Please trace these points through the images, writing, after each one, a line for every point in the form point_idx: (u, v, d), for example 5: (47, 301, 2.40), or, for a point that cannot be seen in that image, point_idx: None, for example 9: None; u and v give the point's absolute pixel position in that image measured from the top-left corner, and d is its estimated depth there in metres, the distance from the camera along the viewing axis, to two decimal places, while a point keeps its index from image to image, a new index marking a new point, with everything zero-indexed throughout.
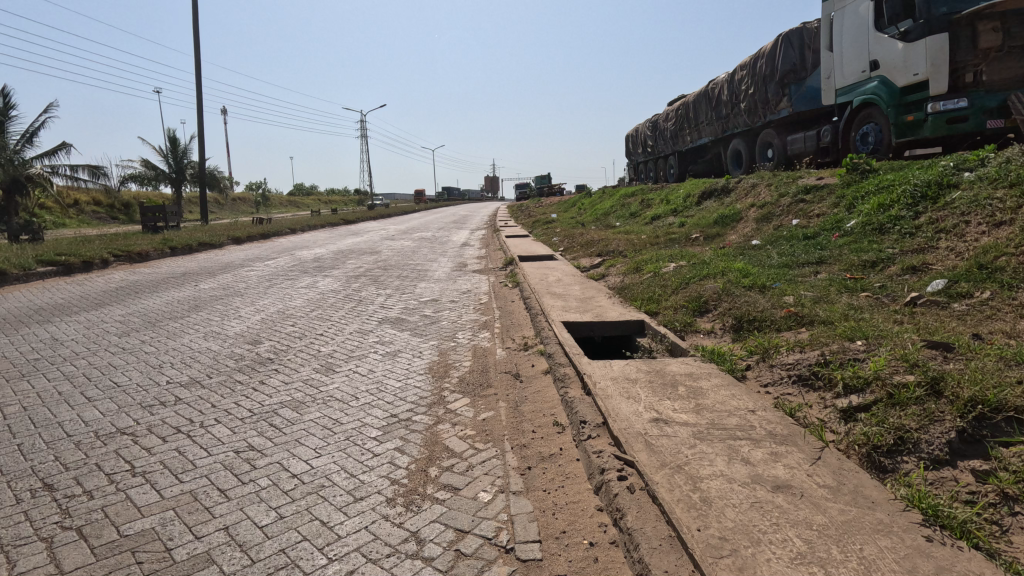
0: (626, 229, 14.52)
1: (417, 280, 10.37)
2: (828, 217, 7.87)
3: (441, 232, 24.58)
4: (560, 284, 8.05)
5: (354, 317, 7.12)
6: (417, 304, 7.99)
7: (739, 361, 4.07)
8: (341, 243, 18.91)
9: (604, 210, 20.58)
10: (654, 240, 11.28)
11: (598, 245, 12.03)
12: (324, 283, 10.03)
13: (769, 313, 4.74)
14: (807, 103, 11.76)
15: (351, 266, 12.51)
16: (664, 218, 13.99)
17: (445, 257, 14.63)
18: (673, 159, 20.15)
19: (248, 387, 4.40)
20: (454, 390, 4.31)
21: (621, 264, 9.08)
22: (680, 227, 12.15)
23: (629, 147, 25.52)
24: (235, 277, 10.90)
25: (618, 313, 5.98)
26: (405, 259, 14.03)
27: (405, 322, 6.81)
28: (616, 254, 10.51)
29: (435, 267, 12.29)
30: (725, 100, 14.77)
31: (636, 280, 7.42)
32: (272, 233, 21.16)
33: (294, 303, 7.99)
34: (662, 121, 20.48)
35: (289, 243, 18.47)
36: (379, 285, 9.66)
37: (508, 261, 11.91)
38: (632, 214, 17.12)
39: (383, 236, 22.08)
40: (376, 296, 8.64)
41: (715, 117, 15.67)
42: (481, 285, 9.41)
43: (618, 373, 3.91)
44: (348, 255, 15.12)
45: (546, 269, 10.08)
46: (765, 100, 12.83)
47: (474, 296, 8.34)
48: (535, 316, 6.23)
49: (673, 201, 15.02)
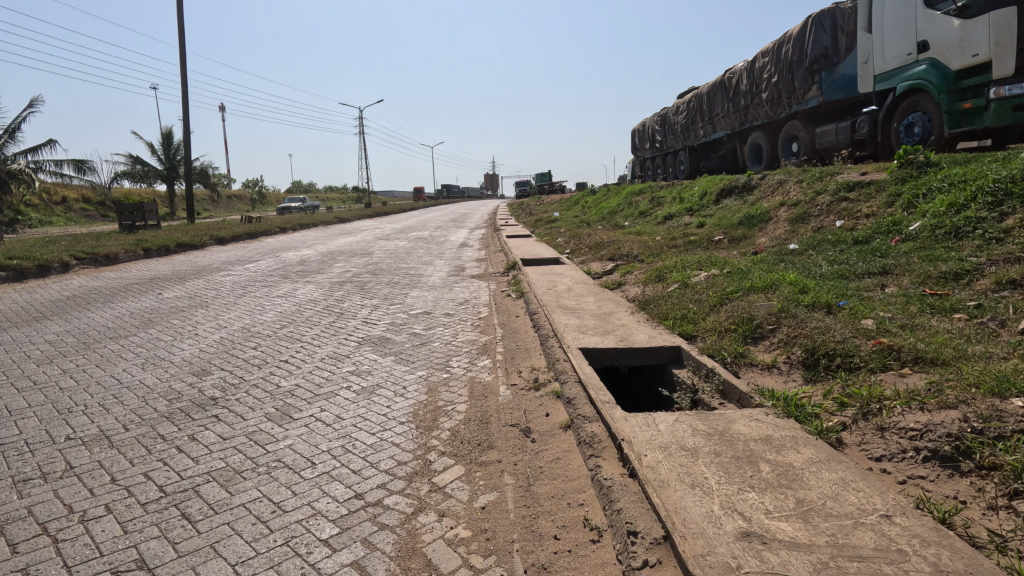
0: (637, 229, 13.44)
1: (408, 287, 9.31)
2: (881, 218, 6.82)
3: (439, 231, 23.50)
4: (571, 295, 6.99)
5: (330, 335, 6.04)
6: (406, 318, 6.93)
7: (830, 420, 3.01)
8: (332, 243, 17.83)
9: (611, 208, 19.48)
10: (671, 243, 10.22)
11: (609, 248, 10.97)
12: (304, 291, 8.96)
13: (851, 345, 3.67)
14: (840, 92, 10.67)
15: (338, 269, 11.45)
16: (679, 218, 12.90)
17: (441, 260, 13.53)
18: (684, 154, 19.06)
19: (170, 446, 3.31)
20: (444, 452, 3.23)
21: (639, 271, 8.01)
22: (699, 228, 11.07)
23: (636, 142, 24.39)
24: (206, 283, 9.82)
25: (647, 335, 4.91)
26: (398, 261, 12.96)
27: (390, 344, 5.73)
28: (630, 259, 9.45)
29: (429, 271, 11.21)
30: (744, 90, 13.66)
31: (661, 292, 6.36)
32: (260, 233, 20.09)
33: (263, 317, 6.92)
34: (672, 115, 19.38)
35: (276, 244, 17.37)
36: (365, 294, 8.59)
37: (510, 265, 10.83)
38: (641, 213, 16.03)
39: (377, 236, 21.03)
40: (360, 307, 7.57)
41: (732, 109, 14.57)
42: (480, 294, 8.34)
43: (667, 438, 2.84)
44: (337, 257, 14.05)
45: (553, 275, 9.01)
46: (791, 89, 11.74)
47: (472, 308, 7.27)
48: (545, 337, 5.16)
49: (687, 199, 13.94)
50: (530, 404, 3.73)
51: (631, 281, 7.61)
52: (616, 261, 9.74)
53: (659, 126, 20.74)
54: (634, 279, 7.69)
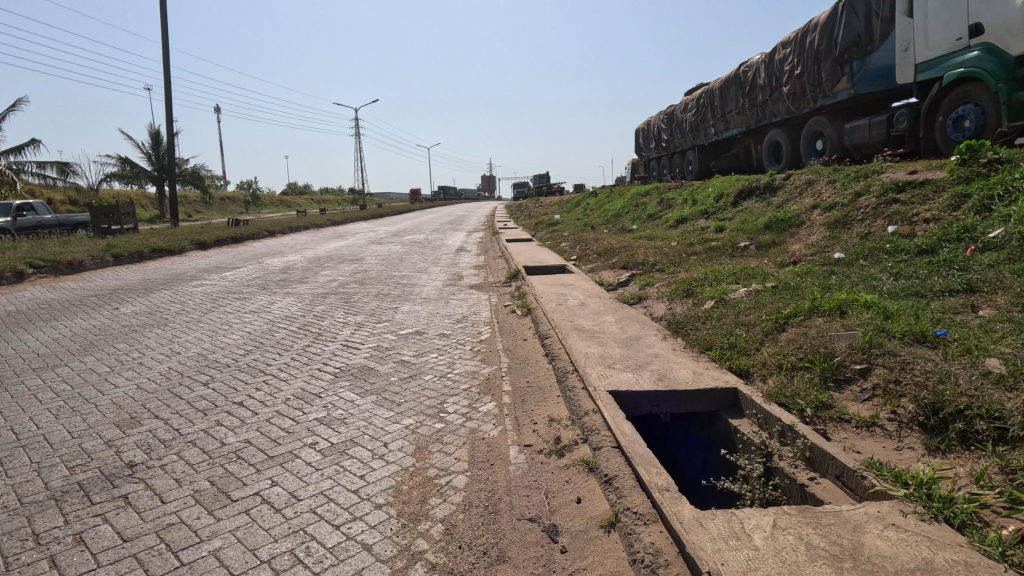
0: (648, 234, 12.49)
1: (399, 299, 8.32)
2: (947, 224, 5.88)
3: (434, 234, 22.52)
4: (586, 313, 6.02)
5: (301, 365, 5.03)
6: (395, 340, 5.95)
7: (1005, 530, 2.04)
8: (321, 248, 16.82)
9: (616, 211, 18.52)
10: (691, 252, 9.28)
11: (622, 255, 10.03)
12: (282, 305, 7.97)
13: (990, 399, 2.70)
14: (874, 84, 9.73)
15: (323, 279, 10.45)
16: (693, 221, 11.94)
17: (437, 266, 12.54)
18: (693, 154, 18.13)
19: (39, 558, 2.31)
20: (435, 565, 2.24)
21: (661, 283, 7.04)
22: (719, 234, 10.13)
23: (640, 141, 23.44)
24: (175, 295, 8.82)
25: (691, 372, 3.94)
26: (390, 268, 11.98)
27: (374, 376, 4.73)
28: (648, 268, 8.48)
29: (424, 280, 10.23)
30: (762, 84, 12.75)
31: (695, 312, 5.39)
32: (246, 237, 19.07)
33: (227, 339, 5.91)
34: (680, 112, 18.46)
35: (262, 249, 16.35)
36: (351, 309, 7.61)
37: (512, 273, 9.86)
38: (650, 216, 15.07)
39: (371, 240, 20.06)
40: (343, 326, 6.59)
41: (748, 105, 13.64)
42: (480, 309, 7.36)
43: (774, 566, 1.87)
44: (324, 263, 13.05)
45: (561, 286, 8.04)
46: (817, 81, 10.82)
47: (471, 328, 6.29)
48: (563, 373, 4.18)
49: (702, 200, 13.00)
50: (554, 481, 2.76)
51: (654, 295, 6.64)
52: (631, 270, 8.77)
53: (665, 125, 19.84)
54: (656, 292, 6.72)
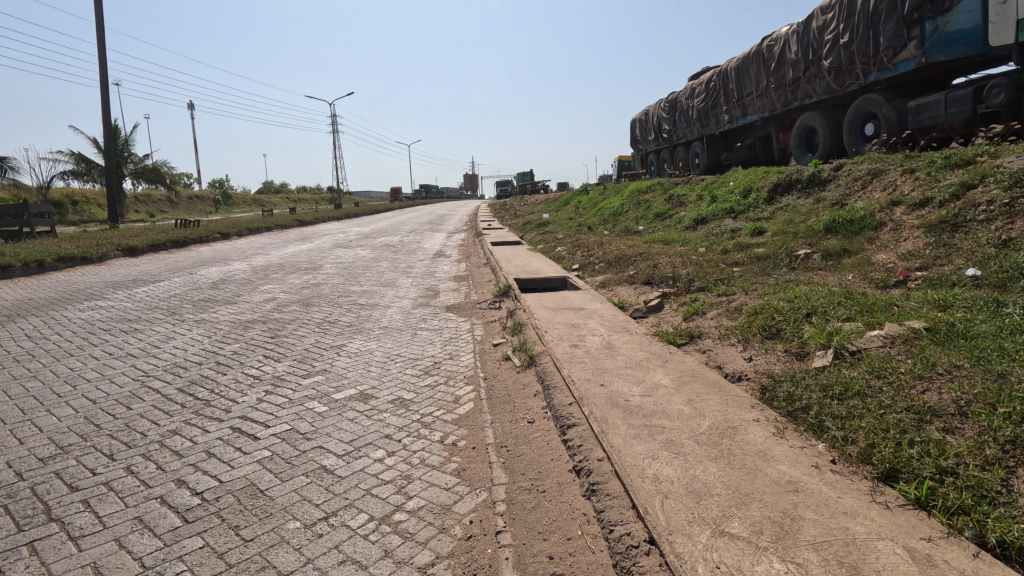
0: (662, 237, 10.46)
1: (351, 331, 6.13)
2: None
3: (410, 236, 20.33)
4: (623, 368, 3.92)
5: (133, 486, 2.79)
6: (325, 415, 3.76)
7: None
8: (276, 254, 14.42)
9: (614, 210, 16.47)
10: (731, 262, 7.27)
11: (638, 265, 7.98)
12: (184, 339, 5.73)
13: None
14: (950, 50, 7.80)
15: (260, 297, 8.22)
16: (718, 222, 9.94)
17: (408, 278, 10.31)
18: (700, 146, 16.20)
19: None
20: None
21: (715, 313, 4.98)
22: (760, 238, 8.14)
23: (636, 133, 21.45)
24: (43, 324, 6.47)
25: (906, 555, 1.85)
26: (350, 281, 9.72)
27: (256, 519, 2.53)
28: (682, 285, 6.43)
29: (388, 299, 8.02)
30: (794, 60, 10.80)
31: (807, 374, 3.32)
32: (192, 240, 16.70)
33: (46, 417, 3.65)
34: (684, 99, 16.47)
35: (205, 255, 13.89)
36: (278, 348, 5.41)
37: (501, 288, 7.73)
38: (658, 216, 13.05)
39: (337, 243, 17.79)
40: (252, 383, 4.38)
41: (773, 86, 11.70)
42: (459, 349, 5.22)
43: None
44: (270, 274, 10.75)
45: (568, 312, 5.95)
46: (871, 52, 8.88)
47: (445, 389, 4.14)
48: (627, 544, 2.07)
49: (724, 196, 11.00)
50: None
51: (711, 333, 4.57)
52: (657, 288, 6.74)
53: (667, 114, 17.88)
54: (714, 327, 4.66)
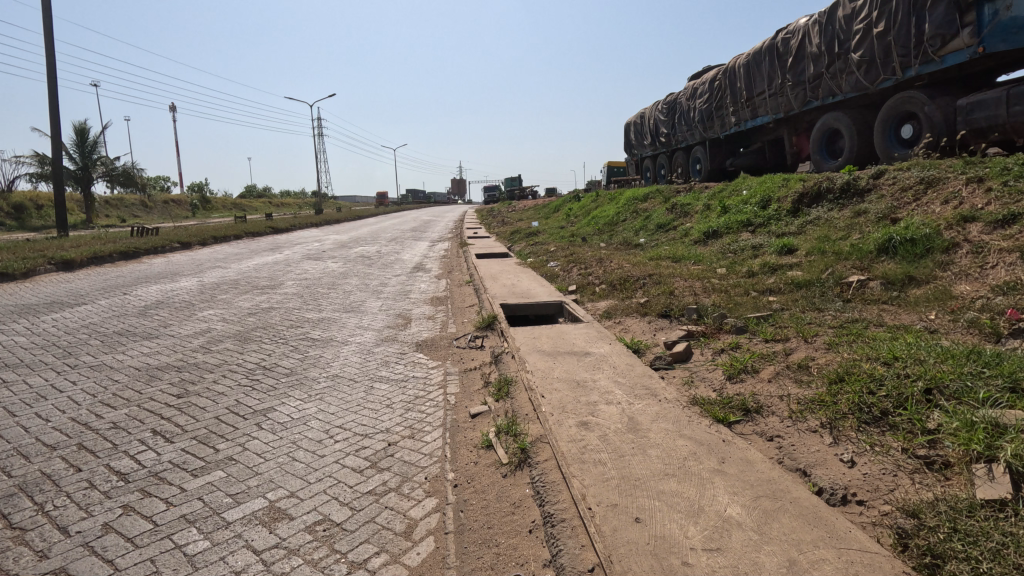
0: (669, 253, 9.20)
1: (289, 383, 4.71)
2: None
3: (389, 245, 18.88)
4: (661, 477, 2.61)
5: None
6: (197, 565, 2.36)
7: None
8: (235, 268, 12.94)
9: (609, 220, 15.21)
10: (764, 289, 6.02)
11: (649, 289, 6.69)
12: (58, 399, 4.26)
13: None
14: (1013, 39, 6.65)
15: (192, 328, 6.76)
16: (734, 236, 8.71)
17: (378, 299, 8.92)
18: (702, 150, 15.03)
19: None
20: None
21: (771, 373, 3.68)
22: (792, 258, 6.90)
23: (630, 137, 20.29)
24: None
25: None
26: (308, 305, 8.30)
27: None
28: (710, 320, 5.15)
29: (349, 331, 6.63)
30: (816, 54, 9.62)
31: (981, 518, 2.00)
32: (143, 251, 15.10)
33: None
34: (685, 100, 15.29)
35: (153, 270, 12.38)
36: (179, 415, 3.96)
37: (485, 318, 6.38)
38: (660, 228, 11.81)
39: (307, 254, 16.29)
40: (110, 489, 2.95)
41: (790, 83, 10.52)
42: (425, 418, 3.86)
43: None
44: (218, 294, 9.27)
45: (570, 359, 4.63)
46: (912, 42, 7.72)
47: (396, 503, 2.77)
48: None
49: (738, 206, 9.78)
50: None
51: (775, 407, 3.27)
52: (677, 324, 5.44)
53: (666, 117, 16.69)
54: (777, 398, 3.35)
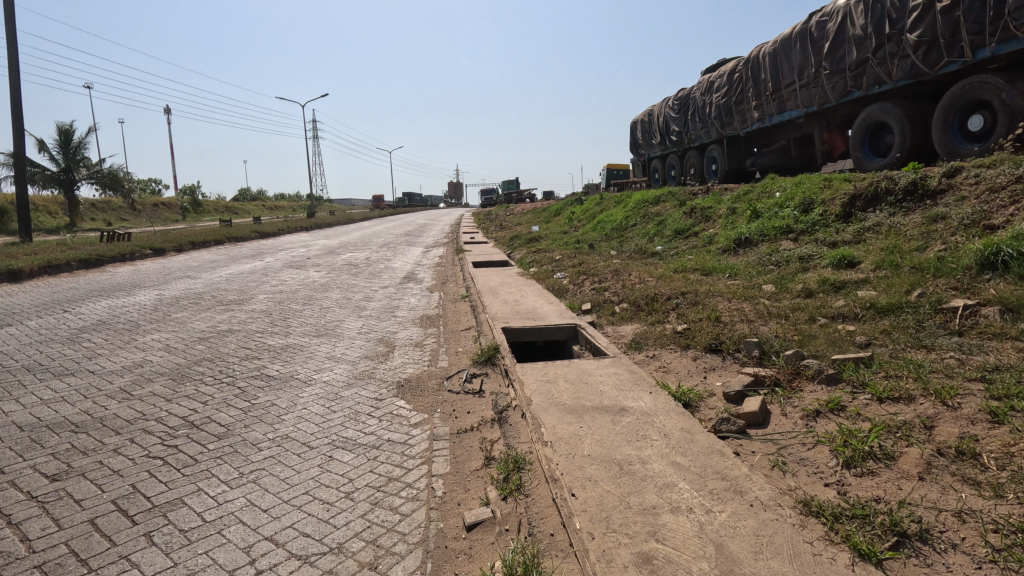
0: (695, 264, 8.00)
1: (216, 453, 3.43)
2: None
3: (380, 252, 17.61)
4: None
5: None
6: None
7: None
8: (206, 278, 11.65)
9: (618, 225, 13.98)
10: (835, 314, 4.80)
11: (686, 313, 5.45)
12: None
13: None
14: None
15: (122, 360, 5.47)
16: (773, 246, 7.52)
17: (359, 318, 7.67)
18: (719, 148, 13.89)
19: None
20: None
21: (919, 463, 2.45)
22: (856, 273, 5.69)
23: (637, 136, 19.14)
24: None
25: None
26: (275, 327, 7.04)
27: None
28: (781, 360, 3.91)
29: (316, 365, 5.38)
30: (859, 37, 8.43)
31: None
32: (109, 259, 13.80)
33: None
34: (699, 95, 14.14)
35: (113, 281, 11.11)
36: (35, 519, 2.70)
37: (484, 349, 5.11)
38: (678, 234, 10.59)
39: (290, 262, 15.01)
40: None
41: (827, 72, 9.35)
42: (397, 527, 2.59)
43: None
44: (173, 312, 8.00)
45: (601, 421, 3.38)
46: (989, 16, 6.58)
47: None
48: None
49: (773, 211, 8.58)
50: None
51: (955, 535, 2.04)
52: (733, 364, 4.20)
53: (677, 113, 15.53)
54: (952, 514, 2.12)
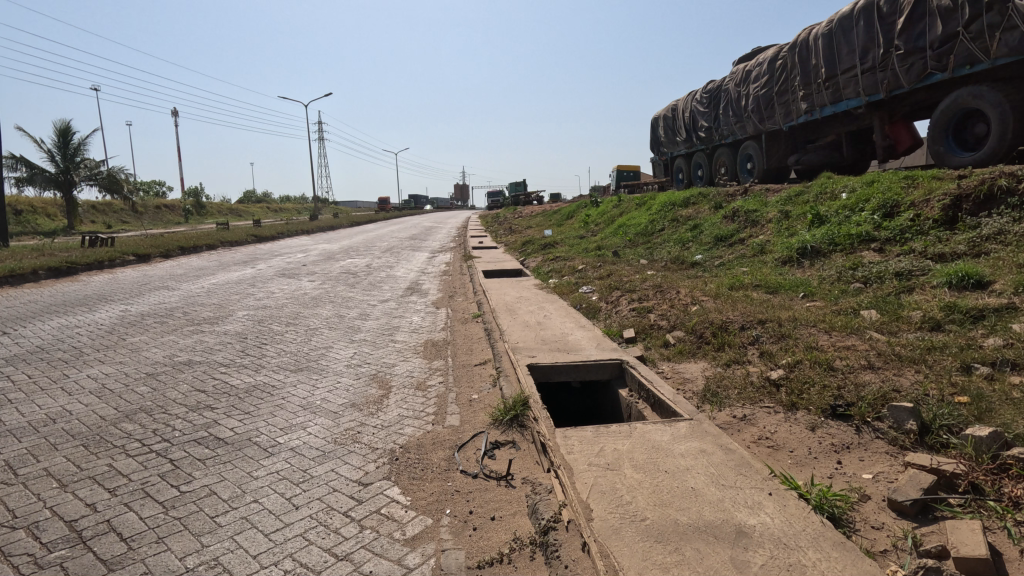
0: (754, 280, 6.68)
1: None
2: None
3: (382, 258, 16.35)
4: None
5: None
6: None
7: None
8: (185, 290, 10.37)
9: (643, 230, 12.62)
10: (996, 358, 3.47)
11: (774, 353, 4.13)
12: None
13: None
14: None
15: (34, 410, 4.18)
16: (853, 257, 6.19)
17: (350, 344, 6.37)
18: (756, 145, 12.56)
19: None
20: None
21: None
22: (993, 297, 4.36)
23: (659, 133, 17.80)
24: None
25: None
26: (246, 357, 5.74)
27: None
28: (967, 444, 2.60)
29: (284, 420, 4.07)
30: (947, 8, 7.14)
31: None
32: (83, 266, 12.54)
33: None
34: (734, 86, 12.78)
35: (80, 293, 9.85)
36: None
37: (508, 404, 3.81)
38: (720, 241, 9.25)
39: (283, 270, 13.73)
40: None
41: (900, 52, 8.00)
42: None
43: None
44: (131, 336, 6.70)
45: (716, 564, 2.07)
46: None
47: None
48: None
49: (842, 215, 7.24)
50: None
51: None
52: (876, 443, 2.88)
53: (707, 107, 14.21)
54: None
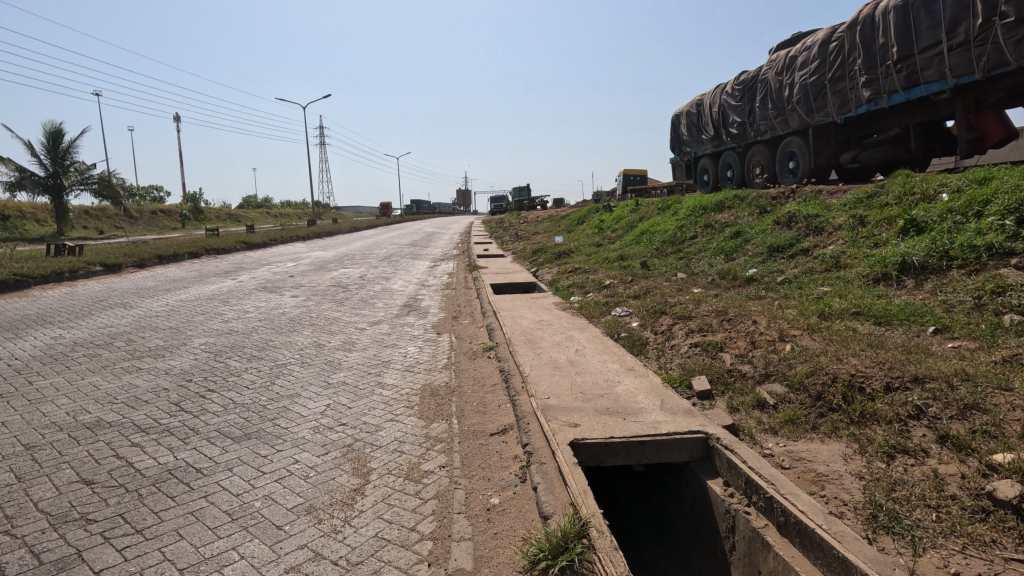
0: (849, 303, 5.15)
1: None
2: None
3: (378, 268, 14.86)
4: None
5: None
6: None
7: None
8: (143, 308, 8.85)
9: (672, 237, 11.11)
10: None
11: (968, 441, 2.63)
12: None
13: None
14: None
15: None
16: (989, 277, 4.69)
17: (323, 390, 4.86)
18: (801, 141, 11.09)
19: None
20: None
21: None
22: None
23: (681, 131, 16.34)
24: None
25: None
26: (176, 413, 4.21)
27: None
28: None
29: (193, 547, 2.56)
30: None
31: None
32: (37, 279, 11.05)
33: None
34: (774, 75, 11.31)
35: (16, 313, 8.32)
36: None
37: (554, 537, 2.30)
38: (775, 252, 7.75)
39: (265, 282, 12.22)
40: None
41: (1008, 20, 6.54)
42: None
43: None
44: (41, 377, 5.17)
45: None
46: None
47: None
48: None
49: (951, 221, 5.75)
50: None
51: None
52: None
53: (740, 100, 12.71)
54: None
